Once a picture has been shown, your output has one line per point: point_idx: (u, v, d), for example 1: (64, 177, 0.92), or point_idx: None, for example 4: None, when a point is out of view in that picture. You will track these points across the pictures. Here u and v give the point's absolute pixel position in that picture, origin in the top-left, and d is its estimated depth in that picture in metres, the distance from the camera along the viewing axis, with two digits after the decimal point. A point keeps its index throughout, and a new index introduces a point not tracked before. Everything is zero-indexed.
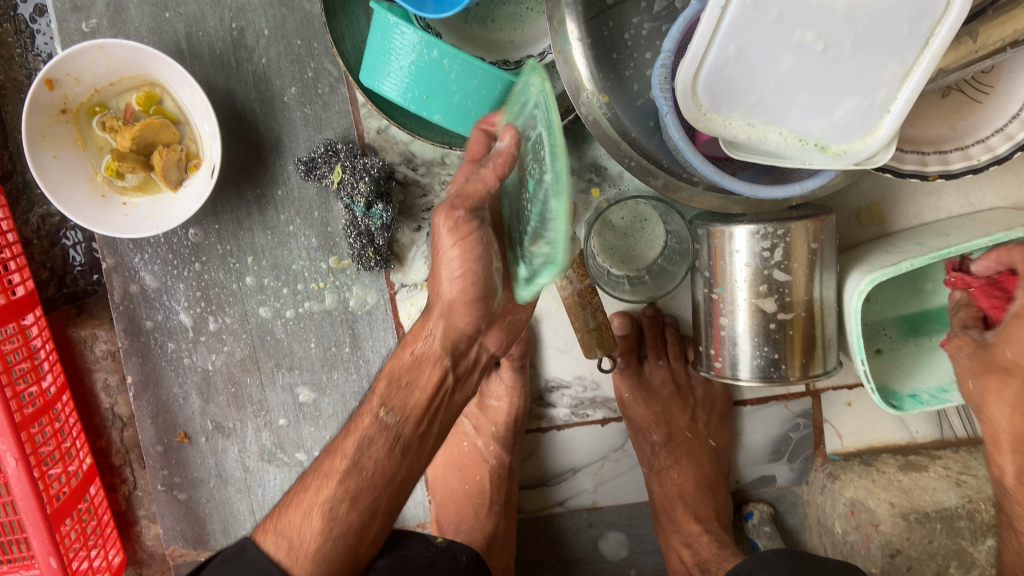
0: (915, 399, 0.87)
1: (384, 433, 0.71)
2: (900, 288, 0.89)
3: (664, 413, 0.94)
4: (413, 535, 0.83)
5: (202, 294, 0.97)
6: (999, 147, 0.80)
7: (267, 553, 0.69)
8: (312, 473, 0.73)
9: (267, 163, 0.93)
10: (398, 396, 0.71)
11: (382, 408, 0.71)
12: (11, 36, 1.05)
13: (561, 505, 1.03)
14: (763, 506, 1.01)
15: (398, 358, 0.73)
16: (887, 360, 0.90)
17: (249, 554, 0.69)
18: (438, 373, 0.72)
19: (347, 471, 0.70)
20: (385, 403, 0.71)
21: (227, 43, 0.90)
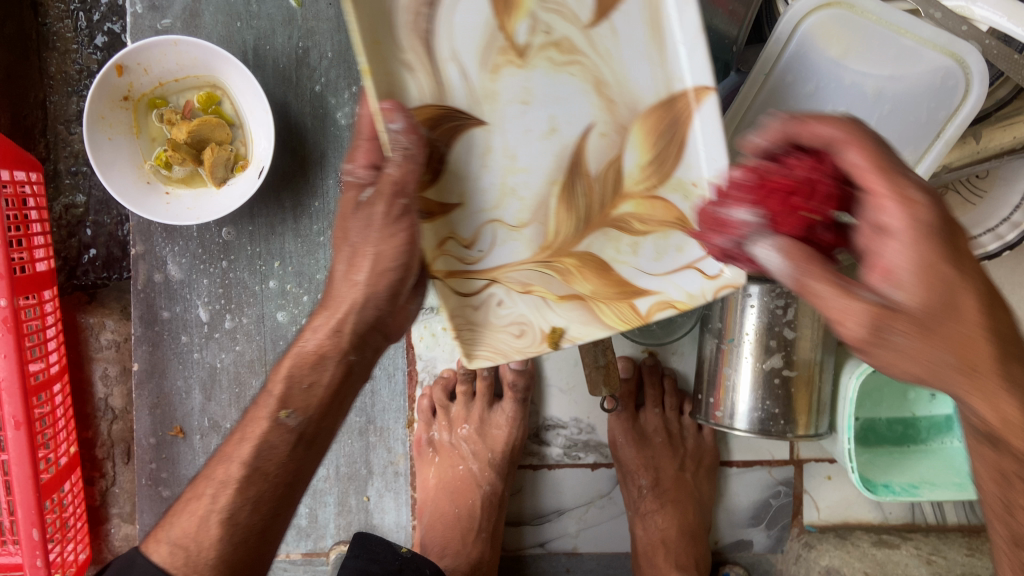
0: (887, 489, 0.91)
1: (285, 437, 0.63)
2: (887, 390, 0.95)
3: (654, 458, 0.98)
4: (382, 543, 0.90)
5: (223, 292, 0.99)
6: (989, 245, 0.88)
7: (156, 561, 0.61)
8: (204, 477, 0.65)
9: (309, 175, 0.97)
10: (299, 397, 0.63)
11: (282, 411, 0.62)
12: (70, 32, 1.07)
13: (541, 547, 1.04)
14: (739, 569, 1.04)
15: (298, 350, 0.64)
16: (868, 455, 0.95)
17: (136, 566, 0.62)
18: (341, 368, 0.64)
19: (246, 479, 0.62)
20: (286, 405, 0.62)
21: (291, 59, 0.95)
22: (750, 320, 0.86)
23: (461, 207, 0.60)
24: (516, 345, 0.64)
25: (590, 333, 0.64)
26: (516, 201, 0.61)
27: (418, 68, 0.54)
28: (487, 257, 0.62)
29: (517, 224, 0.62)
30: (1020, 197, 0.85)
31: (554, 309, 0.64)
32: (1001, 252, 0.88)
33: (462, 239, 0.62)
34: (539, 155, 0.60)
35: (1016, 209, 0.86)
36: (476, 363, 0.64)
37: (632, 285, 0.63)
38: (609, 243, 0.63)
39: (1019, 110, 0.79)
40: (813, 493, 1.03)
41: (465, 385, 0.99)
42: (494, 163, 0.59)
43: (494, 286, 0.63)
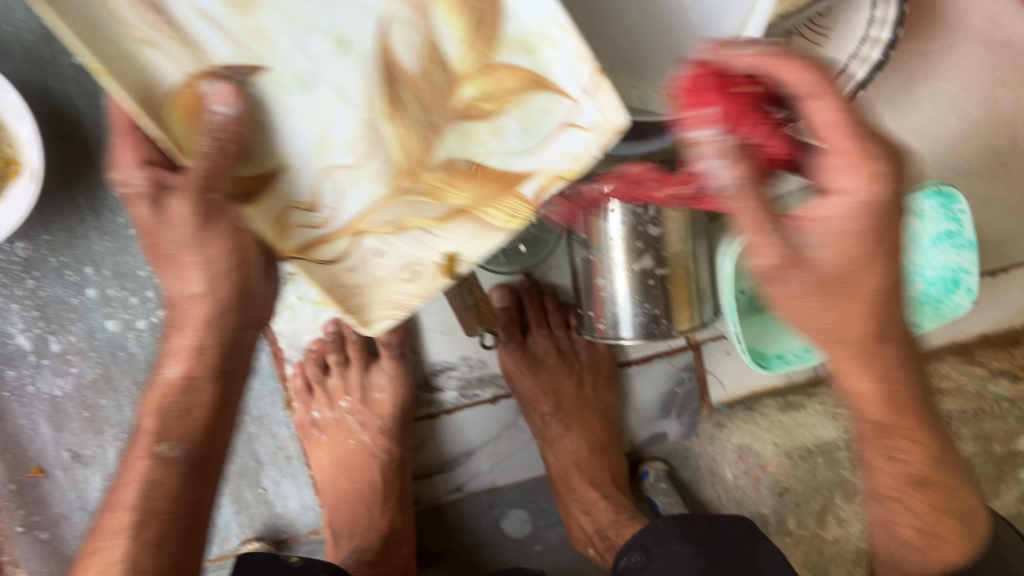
0: (781, 359, 0.89)
1: (172, 472, 0.57)
2: None
3: (551, 382, 0.95)
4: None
5: (40, 313, 0.87)
6: (842, 88, 0.78)
7: None
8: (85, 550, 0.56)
9: (96, 164, 0.83)
10: (174, 425, 0.57)
11: (159, 445, 0.57)
12: None
13: (458, 490, 1.01)
14: (658, 465, 1.03)
15: (160, 381, 0.58)
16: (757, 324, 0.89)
17: None
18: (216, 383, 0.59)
19: (136, 525, 0.55)
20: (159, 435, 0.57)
21: (38, 34, 0.77)
22: (614, 227, 0.79)
23: (283, 173, 0.53)
24: (412, 290, 0.62)
25: (484, 247, 0.58)
26: (338, 144, 0.52)
27: (157, 39, 0.44)
28: (340, 214, 0.56)
29: (350, 163, 0.53)
30: (866, 27, 0.77)
31: (439, 236, 0.58)
32: (856, 94, 0.79)
33: (303, 204, 0.55)
34: (345, 122, 0.51)
35: (864, 41, 0.77)
36: (375, 325, 0.65)
37: (510, 174, 0.53)
38: (466, 138, 0.52)
39: None
40: (716, 372, 1.00)
41: (337, 355, 0.91)
42: (298, 118, 0.50)
43: (364, 238, 0.58)
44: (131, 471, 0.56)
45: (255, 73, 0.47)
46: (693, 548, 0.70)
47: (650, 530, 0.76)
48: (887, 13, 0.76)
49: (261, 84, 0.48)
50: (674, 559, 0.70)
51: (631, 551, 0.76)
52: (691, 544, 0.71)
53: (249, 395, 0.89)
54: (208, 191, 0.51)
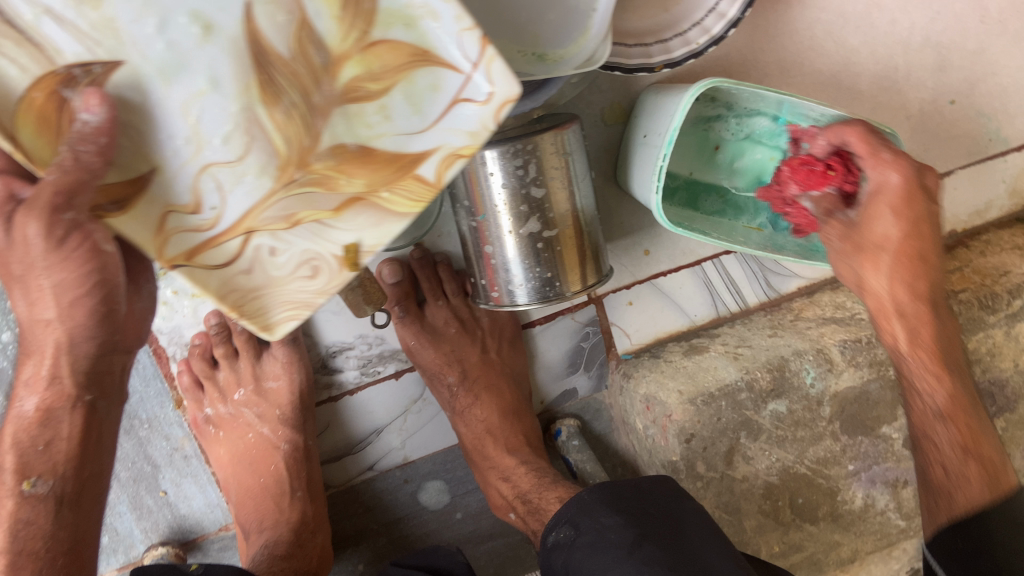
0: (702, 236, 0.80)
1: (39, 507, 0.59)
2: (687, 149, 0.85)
3: (454, 351, 0.93)
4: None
5: None
6: (714, 27, 0.77)
7: None
8: None
9: None
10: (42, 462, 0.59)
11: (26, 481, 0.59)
12: None
13: (372, 469, 0.99)
14: (570, 421, 1.03)
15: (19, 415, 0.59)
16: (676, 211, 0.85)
17: None
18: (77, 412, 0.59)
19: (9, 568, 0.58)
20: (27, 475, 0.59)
21: None
22: (495, 188, 0.76)
23: (159, 173, 0.50)
24: (315, 284, 0.55)
25: (386, 235, 0.54)
26: (212, 128, 0.50)
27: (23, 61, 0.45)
28: (224, 213, 0.52)
29: (231, 157, 0.51)
30: None
31: (336, 228, 0.53)
32: (728, 33, 0.77)
33: (183, 206, 0.51)
34: (220, 115, 0.50)
35: None
36: (279, 331, 0.56)
37: (405, 156, 0.52)
38: (353, 122, 0.51)
39: None
40: (617, 323, 1.00)
41: (224, 347, 0.87)
42: (170, 108, 0.49)
43: (254, 238, 0.53)
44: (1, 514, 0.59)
45: (111, 71, 0.47)
46: (625, 520, 0.65)
47: (575, 501, 0.70)
48: None
49: (142, 80, 0.48)
50: (605, 533, 0.65)
51: (559, 526, 0.69)
52: (623, 516, 0.66)
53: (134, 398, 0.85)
54: (59, 211, 0.48)
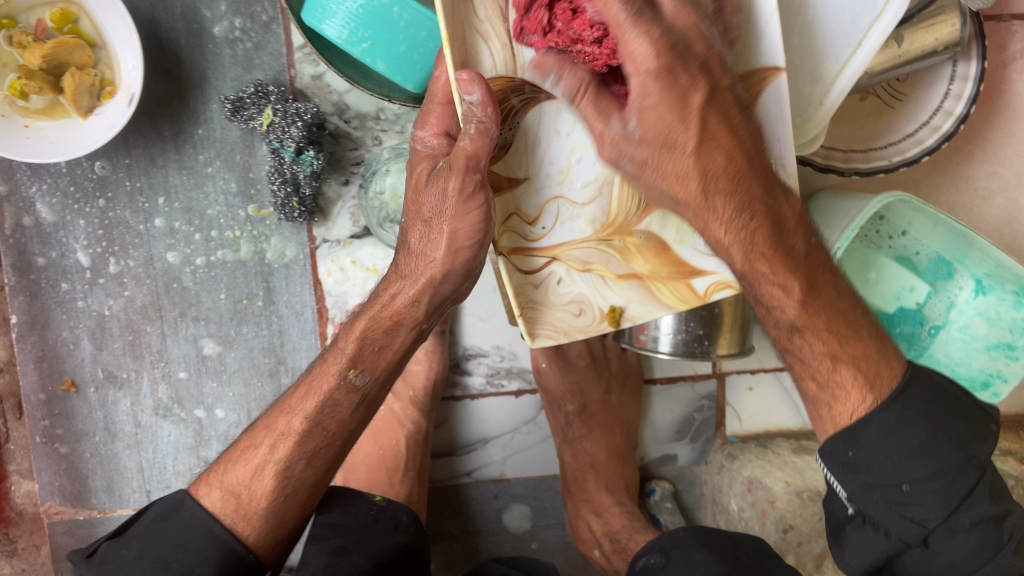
0: None
1: (351, 395, 0.65)
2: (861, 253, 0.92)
3: (579, 383, 0.97)
4: (353, 491, 0.76)
5: (104, 233, 0.90)
6: (909, 151, 0.87)
7: (204, 507, 0.64)
8: (263, 426, 0.66)
9: (188, 99, 0.87)
10: (368, 358, 0.64)
11: (351, 371, 0.64)
12: None
13: (469, 475, 1.03)
14: (666, 484, 1.05)
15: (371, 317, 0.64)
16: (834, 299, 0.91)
17: (185, 509, 0.63)
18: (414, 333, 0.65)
19: (306, 434, 0.64)
20: (354, 365, 0.64)
21: None
22: None
23: (526, 183, 0.60)
24: (576, 323, 0.64)
25: (647, 313, 0.64)
26: (579, 177, 0.61)
27: (492, 37, 0.54)
28: (550, 236, 0.62)
29: (578, 201, 0.61)
30: (940, 99, 0.85)
31: (612, 289, 0.64)
32: (920, 159, 0.87)
33: (526, 216, 0.61)
34: (590, 168, 0.60)
35: (936, 112, 0.85)
36: (535, 342, 0.63)
37: (685, 266, 0.63)
38: (668, 225, 0.63)
39: (942, 9, 0.76)
40: (733, 403, 1.03)
41: None
42: (561, 146, 0.59)
43: (554, 265, 0.63)
44: (321, 386, 0.64)
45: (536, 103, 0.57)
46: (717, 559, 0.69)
47: (671, 535, 0.76)
48: (957, 88, 0.84)
49: (557, 134, 0.59)
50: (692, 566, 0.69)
51: (652, 552, 0.76)
52: (714, 555, 0.70)
53: None
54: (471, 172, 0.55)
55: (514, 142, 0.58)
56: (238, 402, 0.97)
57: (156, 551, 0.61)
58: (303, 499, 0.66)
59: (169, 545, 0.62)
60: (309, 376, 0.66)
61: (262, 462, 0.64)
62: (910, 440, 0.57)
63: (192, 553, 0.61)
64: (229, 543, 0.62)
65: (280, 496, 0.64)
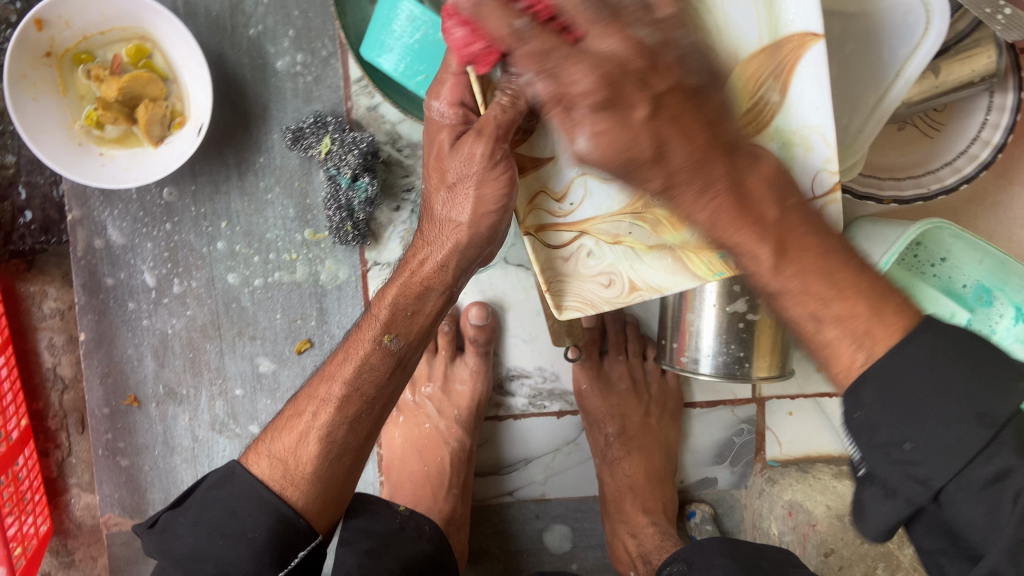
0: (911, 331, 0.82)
1: (388, 359, 0.67)
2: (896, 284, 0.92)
3: (619, 406, 0.99)
4: (378, 500, 0.80)
5: (169, 255, 0.95)
6: (948, 179, 0.89)
7: (255, 474, 0.66)
8: (306, 395, 0.69)
9: (251, 129, 0.92)
10: (402, 323, 0.66)
11: (386, 336, 0.66)
12: None
13: (511, 495, 1.05)
14: (705, 507, 1.06)
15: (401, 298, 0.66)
16: None
17: (237, 477, 0.66)
18: (444, 298, 0.67)
19: (346, 398, 0.67)
20: (389, 330, 0.66)
21: (224, 7, 0.90)
22: None
23: (554, 161, 0.59)
24: (605, 294, 0.60)
25: (676, 285, 0.58)
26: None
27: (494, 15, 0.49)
28: (577, 210, 0.59)
29: (604, 177, 0.58)
30: (978, 128, 0.87)
31: (643, 261, 0.59)
32: (959, 187, 0.88)
33: (554, 191, 0.59)
34: None
35: (974, 141, 0.87)
36: (563, 314, 0.61)
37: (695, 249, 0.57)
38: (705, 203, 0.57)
39: (978, 41, 0.79)
40: (773, 428, 1.04)
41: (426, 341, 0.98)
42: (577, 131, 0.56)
43: (584, 237, 0.60)
44: (359, 352, 0.67)
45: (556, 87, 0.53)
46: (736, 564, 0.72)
47: (697, 546, 0.77)
48: (994, 117, 0.85)
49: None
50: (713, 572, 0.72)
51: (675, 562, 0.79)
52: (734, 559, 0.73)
53: None
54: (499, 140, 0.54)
55: (537, 127, 0.58)
56: None
57: (211, 519, 0.64)
58: (344, 474, 0.68)
59: (224, 512, 0.64)
60: (347, 343, 0.69)
61: (308, 426, 0.67)
62: (911, 395, 0.44)
63: (245, 518, 0.64)
64: (281, 507, 0.64)
65: (326, 462, 0.66)
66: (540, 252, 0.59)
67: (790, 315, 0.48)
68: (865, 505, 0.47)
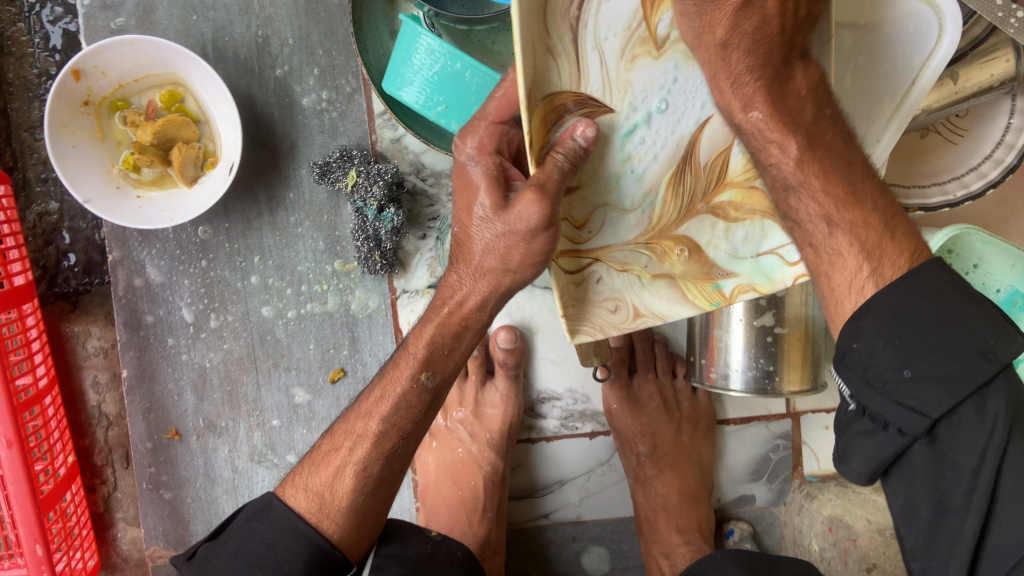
0: None
1: (423, 396, 0.67)
2: None
3: (650, 424, 0.99)
4: (411, 527, 0.80)
5: (205, 291, 0.98)
6: (973, 185, 0.86)
7: (292, 507, 0.68)
8: (342, 429, 0.70)
9: (280, 166, 0.96)
10: (440, 360, 0.67)
11: (424, 373, 0.67)
12: (26, 36, 1.00)
13: (547, 517, 1.05)
14: (744, 525, 1.04)
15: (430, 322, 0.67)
16: None
17: (274, 510, 0.68)
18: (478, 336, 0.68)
19: (382, 434, 0.67)
20: (426, 367, 0.67)
21: (252, 50, 0.93)
22: None
23: (580, 192, 0.60)
24: (612, 320, 0.64)
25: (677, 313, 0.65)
26: (634, 182, 0.60)
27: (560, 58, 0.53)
28: (597, 237, 0.61)
29: (628, 205, 0.61)
30: (1001, 132, 0.85)
31: (648, 291, 0.64)
32: (986, 192, 0.86)
33: (576, 220, 0.61)
34: (641, 177, 0.60)
35: (998, 145, 0.85)
36: (579, 338, 0.62)
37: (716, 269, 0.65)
38: (704, 226, 0.64)
39: (993, 46, 0.78)
40: (809, 443, 1.03)
41: None
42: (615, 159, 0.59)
43: (598, 265, 0.62)
44: (395, 389, 0.67)
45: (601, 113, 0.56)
46: None
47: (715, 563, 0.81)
48: (1017, 121, 0.84)
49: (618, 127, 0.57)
50: None
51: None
52: None
53: None
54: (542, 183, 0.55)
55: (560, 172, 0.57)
56: None
57: (250, 551, 0.66)
58: (376, 504, 0.69)
59: (261, 544, 0.66)
60: (384, 379, 0.69)
61: (343, 460, 0.68)
62: (913, 322, 0.52)
63: (282, 551, 0.66)
64: (318, 541, 0.66)
65: (361, 495, 0.67)
66: (562, 279, 0.60)
67: (806, 214, 0.58)
68: (850, 444, 0.55)
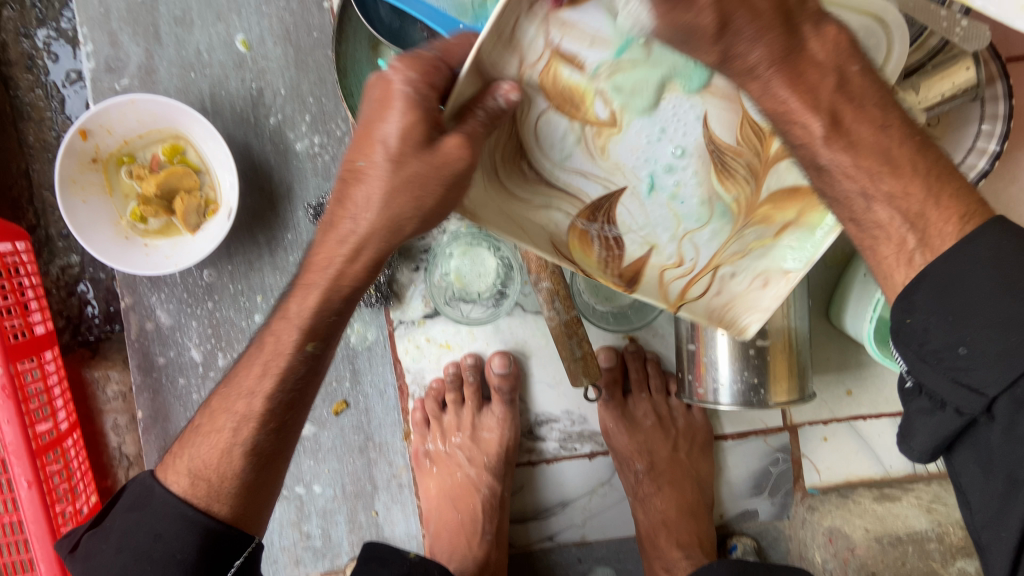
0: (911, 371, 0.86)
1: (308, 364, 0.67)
2: None
3: (647, 442, 1.00)
4: (391, 549, 0.85)
5: (213, 331, 1.03)
6: None
7: (171, 493, 0.69)
8: (220, 407, 0.70)
9: (279, 210, 1.01)
10: (320, 332, 0.66)
11: (309, 344, 0.66)
12: (42, 101, 1.07)
13: (551, 539, 1.06)
14: (747, 540, 1.04)
15: None
16: None
17: (154, 498, 0.69)
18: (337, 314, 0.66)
19: (267, 411, 0.68)
20: (311, 338, 0.66)
21: (247, 102, 0.99)
22: None
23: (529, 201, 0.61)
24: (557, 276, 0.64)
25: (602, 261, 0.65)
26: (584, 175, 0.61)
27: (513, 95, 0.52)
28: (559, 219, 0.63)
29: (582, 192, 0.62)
30: (973, 139, 0.86)
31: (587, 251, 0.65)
32: (961, 199, 0.87)
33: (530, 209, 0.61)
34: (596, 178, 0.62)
35: (970, 151, 0.86)
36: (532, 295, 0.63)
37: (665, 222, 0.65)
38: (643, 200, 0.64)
39: (953, 56, 0.78)
40: (809, 456, 1.04)
41: (455, 394, 1.02)
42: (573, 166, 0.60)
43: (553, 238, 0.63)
44: (277, 364, 0.67)
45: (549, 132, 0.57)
46: None
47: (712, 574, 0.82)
48: (988, 127, 0.85)
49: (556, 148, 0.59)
50: None
51: None
52: None
53: (373, 420, 1.02)
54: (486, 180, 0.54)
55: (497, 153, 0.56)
56: (333, 478, 1.03)
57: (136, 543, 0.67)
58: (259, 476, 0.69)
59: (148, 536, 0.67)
60: (261, 353, 0.68)
61: (226, 440, 0.68)
62: (966, 294, 0.47)
63: (169, 541, 0.66)
64: (206, 524, 0.67)
65: (235, 471, 0.68)
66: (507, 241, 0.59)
67: (841, 190, 0.53)
68: (913, 420, 0.53)
